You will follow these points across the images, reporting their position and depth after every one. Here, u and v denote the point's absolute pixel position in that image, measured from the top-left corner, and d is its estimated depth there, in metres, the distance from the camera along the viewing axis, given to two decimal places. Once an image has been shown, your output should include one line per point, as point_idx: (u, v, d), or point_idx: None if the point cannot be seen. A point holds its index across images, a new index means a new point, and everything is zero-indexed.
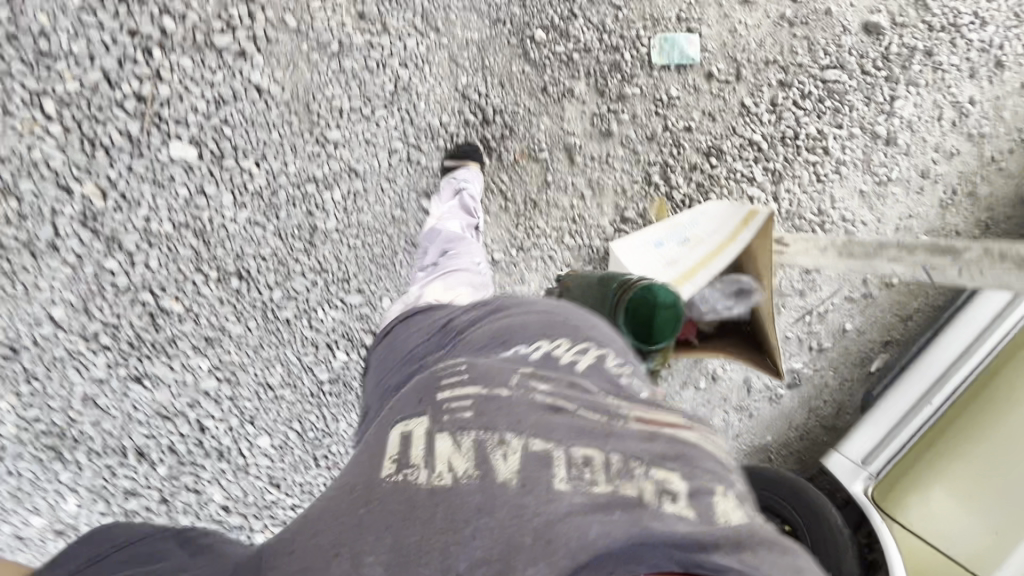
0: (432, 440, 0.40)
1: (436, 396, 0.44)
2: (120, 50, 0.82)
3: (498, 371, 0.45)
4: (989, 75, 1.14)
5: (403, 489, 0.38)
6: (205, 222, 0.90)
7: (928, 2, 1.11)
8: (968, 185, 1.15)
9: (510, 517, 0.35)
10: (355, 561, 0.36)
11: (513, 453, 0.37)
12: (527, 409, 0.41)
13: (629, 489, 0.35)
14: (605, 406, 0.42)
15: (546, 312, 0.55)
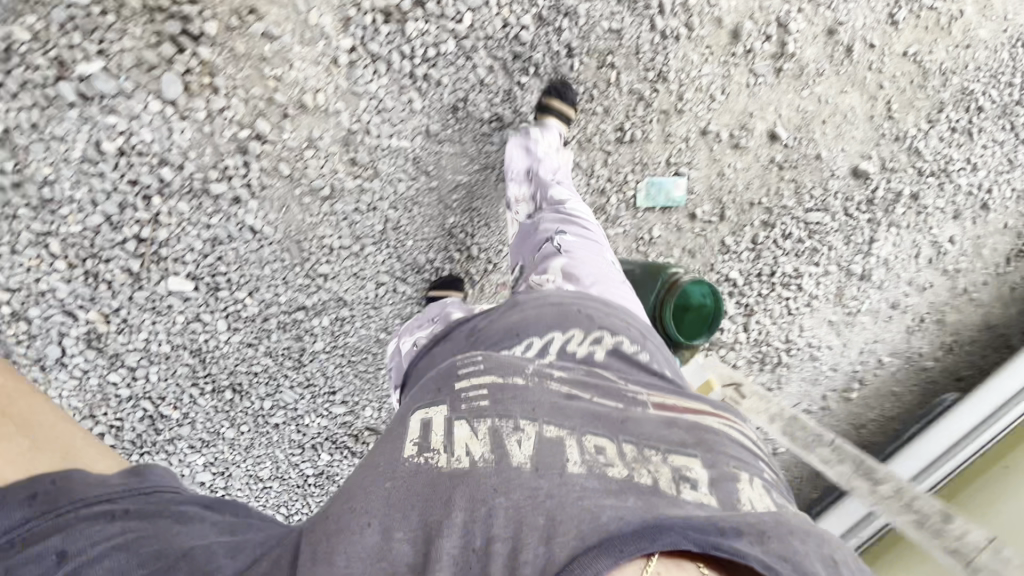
0: (450, 429, 0.50)
1: (454, 386, 0.56)
2: (120, 197, 0.88)
3: (514, 364, 0.58)
4: (972, 217, 1.22)
5: (425, 467, 0.47)
6: (202, 343, 0.99)
7: (920, 149, 1.14)
8: (935, 313, 1.31)
9: (524, 499, 0.43)
10: (386, 531, 0.43)
11: (528, 439, 0.49)
12: (545, 398, 0.54)
13: (646, 479, 0.46)
14: (618, 396, 0.56)
15: (563, 301, 0.68)
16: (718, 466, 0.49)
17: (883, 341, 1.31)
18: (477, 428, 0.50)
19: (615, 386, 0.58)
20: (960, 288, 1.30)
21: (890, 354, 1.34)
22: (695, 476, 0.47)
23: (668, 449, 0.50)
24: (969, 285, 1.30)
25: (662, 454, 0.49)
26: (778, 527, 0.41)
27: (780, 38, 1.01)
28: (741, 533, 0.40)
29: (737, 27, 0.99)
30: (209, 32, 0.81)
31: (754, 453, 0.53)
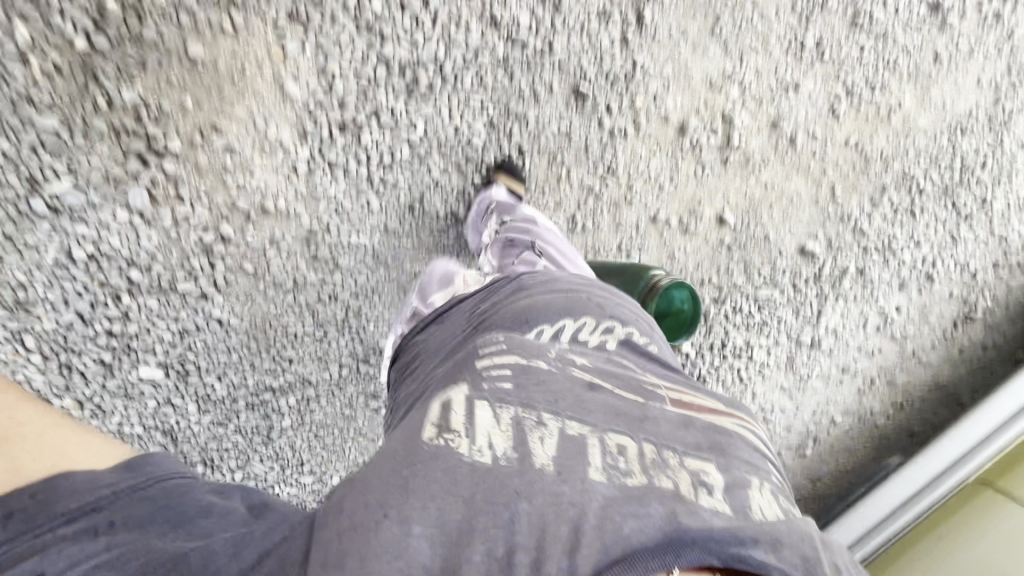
0: (472, 410, 0.51)
1: (477, 365, 0.58)
2: (91, 296, 0.93)
3: (537, 349, 0.60)
4: (918, 288, 1.27)
5: (448, 453, 0.46)
6: (173, 423, 1.04)
7: (865, 228, 1.18)
8: (886, 374, 1.37)
9: (547, 504, 0.42)
10: (404, 519, 0.42)
11: (550, 436, 0.48)
12: (566, 390, 0.54)
13: (666, 482, 0.45)
14: (635, 391, 0.56)
15: (573, 289, 0.71)
16: (733, 469, 0.47)
17: (835, 402, 1.36)
18: (500, 415, 0.50)
19: (631, 380, 0.58)
20: (910, 352, 1.35)
21: (844, 412, 1.38)
22: (711, 478, 0.46)
23: (685, 451, 0.48)
24: (922, 348, 1.36)
25: (680, 456, 0.48)
26: (795, 535, 0.41)
27: (725, 131, 1.06)
28: (762, 543, 0.40)
29: (683, 123, 1.03)
30: (173, 150, 0.86)
31: (769, 459, 0.52)
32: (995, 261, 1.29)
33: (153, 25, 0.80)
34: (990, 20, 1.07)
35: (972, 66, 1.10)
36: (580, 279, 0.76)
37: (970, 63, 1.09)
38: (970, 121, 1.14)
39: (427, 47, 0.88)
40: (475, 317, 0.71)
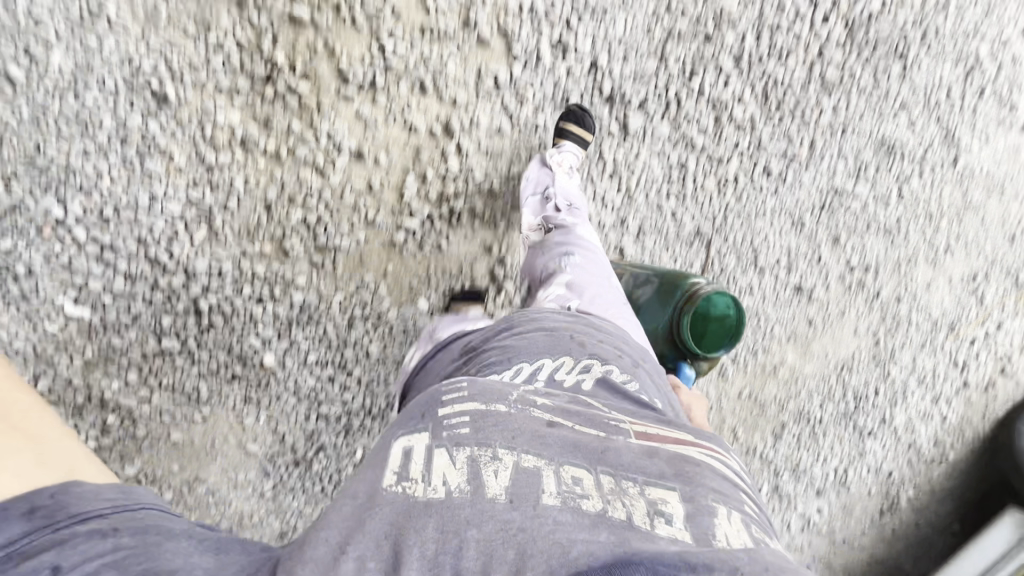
0: (430, 458, 0.48)
1: (438, 412, 0.53)
2: None
3: (500, 389, 0.56)
4: (835, 490, 1.39)
5: (401, 498, 0.45)
6: None
7: (770, 455, 1.31)
8: (824, 561, 1.45)
9: (497, 532, 0.41)
10: (360, 560, 0.40)
11: (506, 470, 0.46)
12: (526, 427, 0.51)
13: (621, 513, 0.43)
14: (597, 423, 0.53)
15: (554, 329, 0.72)
16: (697, 499, 0.44)
17: None
18: (456, 457, 0.47)
19: (596, 411, 0.55)
20: (841, 540, 1.45)
21: None
22: (669, 510, 0.43)
23: (645, 481, 0.46)
24: (850, 536, 1.45)
25: (640, 487, 0.46)
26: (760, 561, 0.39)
27: None
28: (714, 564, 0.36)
29: None
30: (168, 499, 1.06)
31: (740, 489, 0.48)
32: (908, 459, 1.40)
33: (145, 424, 1.02)
34: (855, 286, 1.20)
35: (846, 321, 1.23)
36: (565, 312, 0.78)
37: (844, 320, 1.23)
38: (854, 360, 1.27)
39: (355, 399, 1.08)
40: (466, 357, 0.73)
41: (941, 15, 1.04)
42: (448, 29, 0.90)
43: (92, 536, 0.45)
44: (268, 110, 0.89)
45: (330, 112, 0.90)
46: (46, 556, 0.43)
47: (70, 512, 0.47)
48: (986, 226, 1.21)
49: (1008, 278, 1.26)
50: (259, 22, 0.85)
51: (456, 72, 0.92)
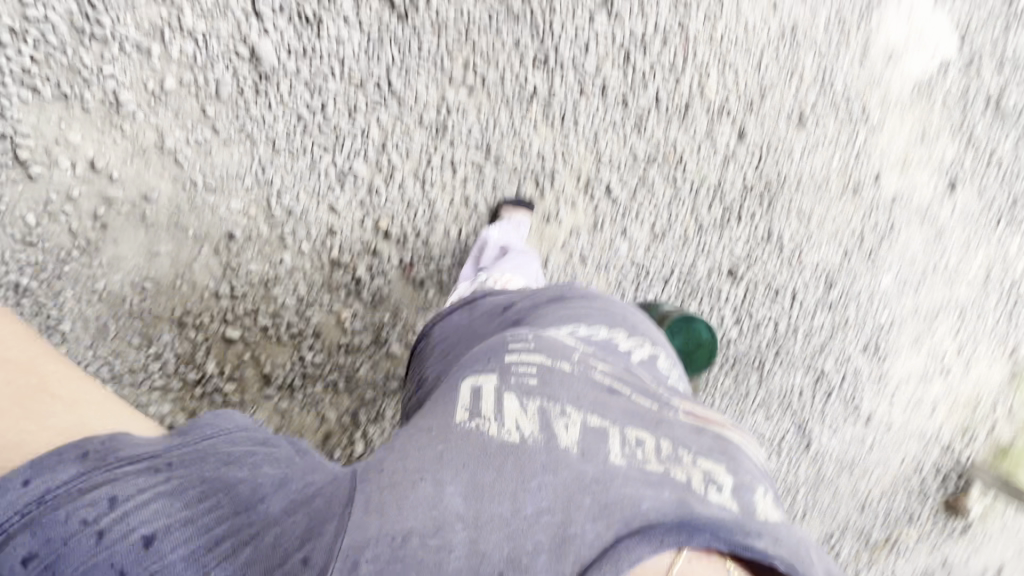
0: (500, 401, 0.49)
1: (505, 360, 0.54)
2: None
3: (562, 349, 0.57)
4: None
5: (477, 436, 0.46)
6: None
7: None
8: None
9: (571, 481, 0.44)
10: (438, 484, 0.43)
11: (575, 423, 0.48)
12: (589, 385, 0.52)
13: (680, 475, 0.45)
14: (650, 394, 0.54)
15: (605, 309, 0.72)
16: (741, 473, 0.47)
17: None
18: (526, 404, 0.49)
19: (648, 386, 0.56)
20: None
21: None
22: (721, 477, 0.46)
23: (698, 452, 0.48)
24: None
25: (692, 455, 0.48)
26: (795, 541, 0.44)
27: None
28: (761, 537, 0.42)
29: None
30: None
31: (766, 470, 0.52)
32: None
33: None
34: None
35: None
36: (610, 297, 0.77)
37: None
38: None
39: None
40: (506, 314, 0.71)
41: (790, 340, 1.23)
42: (362, 342, 1.05)
43: (144, 471, 0.50)
44: (195, 405, 1.00)
45: (253, 405, 1.02)
46: (103, 490, 0.47)
47: (120, 453, 0.51)
48: (836, 494, 1.37)
49: (860, 539, 1.41)
50: (196, 337, 0.99)
51: (367, 373, 1.06)
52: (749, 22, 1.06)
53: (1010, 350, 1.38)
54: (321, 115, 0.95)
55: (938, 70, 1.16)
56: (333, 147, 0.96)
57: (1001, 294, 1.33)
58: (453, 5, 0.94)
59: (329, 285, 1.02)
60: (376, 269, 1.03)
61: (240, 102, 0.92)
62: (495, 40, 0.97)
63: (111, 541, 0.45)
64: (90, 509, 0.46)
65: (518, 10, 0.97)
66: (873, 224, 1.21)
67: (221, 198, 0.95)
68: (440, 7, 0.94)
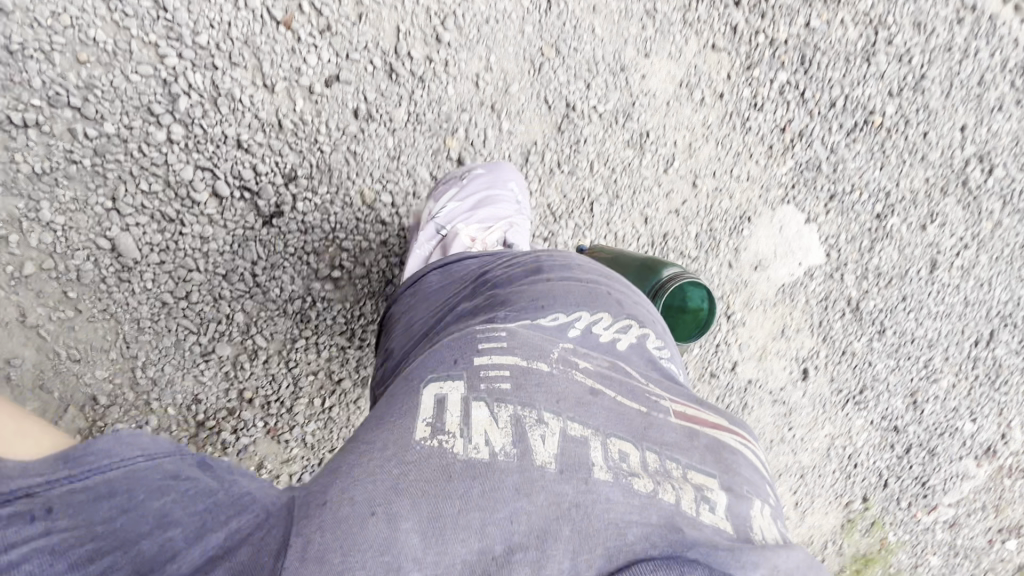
0: (468, 410, 0.45)
1: (473, 364, 0.50)
2: None
3: (540, 347, 0.53)
4: None
5: (439, 454, 0.41)
6: None
7: None
8: None
9: (548, 505, 0.39)
10: (390, 516, 0.37)
11: (552, 435, 0.44)
12: (571, 388, 0.49)
13: (669, 495, 0.42)
14: (638, 396, 0.52)
15: (590, 286, 0.66)
16: (733, 485, 0.46)
17: None
18: (498, 414, 0.45)
19: (634, 385, 0.53)
20: None
21: None
22: (711, 493, 0.44)
23: (687, 464, 0.46)
24: None
25: (682, 469, 0.45)
26: (792, 562, 0.41)
27: None
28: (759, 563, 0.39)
29: None
30: None
31: (766, 478, 0.50)
32: None
33: None
34: None
35: None
36: (592, 263, 0.73)
37: None
38: None
39: None
40: (482, 287, 0.68)
41: None
42: None
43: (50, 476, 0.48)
44: None
45: None
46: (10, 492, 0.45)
47: None
48: None
49: None
50: None
51: None
52: (620, 233, 1.07)
53: (845, 503, 1.51)
54: (184, 301, 0.98)
55: (803, 276, 1.21)
56: (198, 329, 1.00)
57: (841, 459, 1.45)
58: (319, 209, 0.96)
59: (195, 443, 1.04)
60: (241, 431, 1.06)
61: (103, 286, 0.95)
62: (362, 240, 1.00)
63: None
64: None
65: (386, 217, 0.99)
66: (726, 404, 1.29)
67: (85, 366, 0.98)
68: (306, 211, 0.96)
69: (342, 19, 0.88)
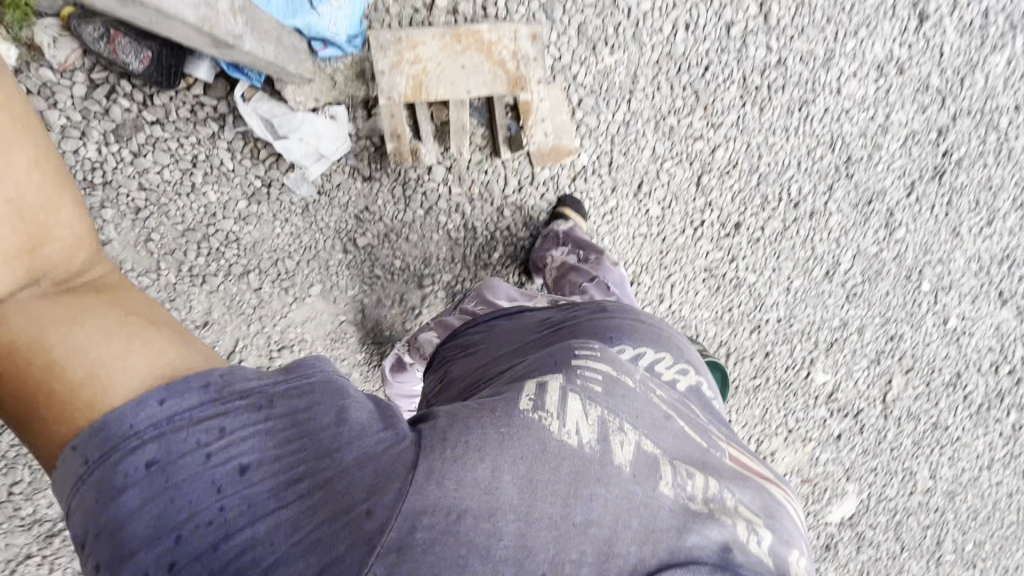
0: (563, 398, 0.47)
1: (574, 363, 0.53)
2: None
3: (620, 365, 0.54)
4: None
5: (539, 428, 0.44)
6: None
7: None
8: None
9: (623, 497, 0.42)
10: (496, 467, 0.41)
11: (631, 442, 0.45)
12: (645, 408, 0.50)
13: (728, 520, 0.44)
14: (699, 431, 0.53)
15: (655, 326, 0.68)
16: (779, 529, 0.47)
17: None
18: (589, 410, 0.47)
19: (696, 422, 0.54)
20: None
21: None
22: (761, 530, 0.45)
23: (740, 498, 0.47)
24: None
25: (735, 501, 0.47)
26: None
27: None
28: None
29: None
30: None
31: (806, 535, 0.50)
32: None
33: None
34: None
35: None
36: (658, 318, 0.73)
37: None
38: None
39: None
40: (551, 319, 0.69)
41: None
42: None
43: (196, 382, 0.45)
44: None
45: None
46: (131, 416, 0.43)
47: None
48: None
49: None
50: None
51: None
52: None
53: None
54: None
55: None
56: None
57: None
58: None
59: None
60: None
61: None
62: None
63: (216, 463, 0.42)
64: (227, 422, 0.44)
65: None
66: None
67: None
68: None
69: (189, 321, 0.95)
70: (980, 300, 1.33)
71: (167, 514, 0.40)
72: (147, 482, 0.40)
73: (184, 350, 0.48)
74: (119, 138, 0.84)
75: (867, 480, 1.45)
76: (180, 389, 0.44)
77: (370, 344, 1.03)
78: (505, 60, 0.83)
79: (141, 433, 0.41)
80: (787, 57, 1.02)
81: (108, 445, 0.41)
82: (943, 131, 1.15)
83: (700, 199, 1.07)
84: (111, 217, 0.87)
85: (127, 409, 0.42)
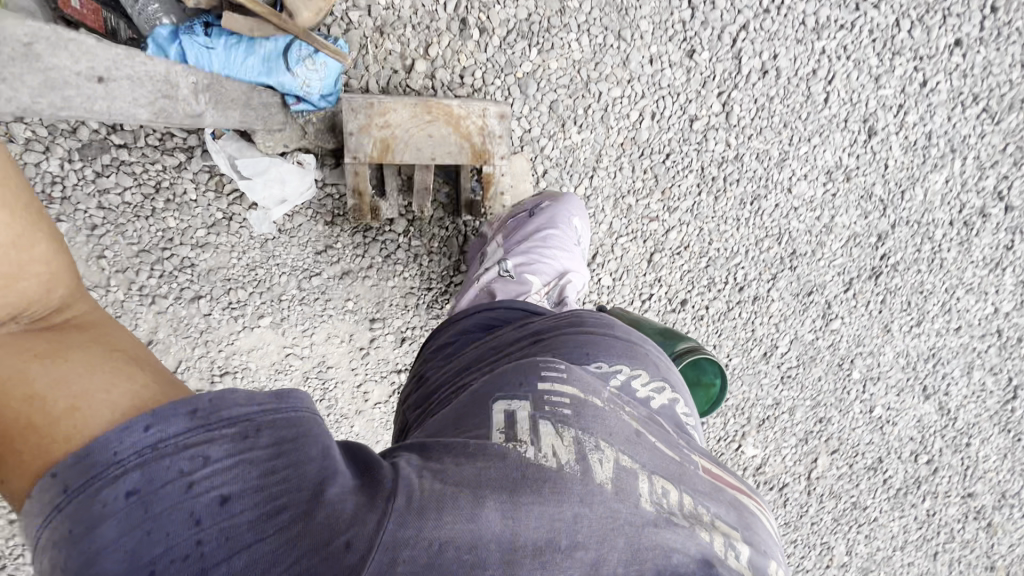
0: (535, 423, 0.47)
1: (538, 388, 0.52)
2: None
3: (593, 387, 0.53)
4: None
5: (516, 458, 0.43)
6: None
7: None
8: None
9: (606, 518, 0.41)
10: (477, 498, 0.40)
11: (608, 461, 0.45)
12: (618, 426, 0.49)
13: (704, 534, 0.44)
14: (672, 446, 0.52)
15: (630, 341, 0.65)
16: (753, 539, 0.47)
17: None
18: (562, 433, 0.46)
19: (669, 436, 0.54)
20: None
21: None
22: (738, 543, 0.45)
23: (716, 513, 0.47)
24: None
25: (711, 515, 0.46)
26: None
27: None
28: None
29: None
30: None
31: (777, 540, 0.50)
32: None
33: None
34: None
35: None
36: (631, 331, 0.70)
37: None
38: None
39: None
40: (529, 331, 0.67)
41: None
42: None
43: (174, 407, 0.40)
44: None
45: None
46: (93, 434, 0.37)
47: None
48: None
49: None
50: None
51: None
52: None
53: None
54: None
55: None
56: None
57: None
58: None
59: None
60: None
61: None
62: None
63: (199, 494, 0.38)
64: (212, 450, 0.39)
65: None
66: None
67: None
68: None
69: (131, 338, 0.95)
70: (904, 392, 1.41)
71: (144, 547, 0.36)
72: (126, 512, 0.36)
73: (164, 385, 0.42)
74: (84, 156, 0.85)
75: (787, 550, 1.51)
76: (167, 413, 0.39)
77: (313, 378, 1.05)
78: (472, 132, 0.88)
79: (123, 462, 0.37)
80: (743, 154, 1.09)
81: (92, 473, 0.36)
82: (882, 236, 1.23)
83: (650, 274, 1.12)
84: (65, 231, 0.87)
85: (110, 437, 0.37)
